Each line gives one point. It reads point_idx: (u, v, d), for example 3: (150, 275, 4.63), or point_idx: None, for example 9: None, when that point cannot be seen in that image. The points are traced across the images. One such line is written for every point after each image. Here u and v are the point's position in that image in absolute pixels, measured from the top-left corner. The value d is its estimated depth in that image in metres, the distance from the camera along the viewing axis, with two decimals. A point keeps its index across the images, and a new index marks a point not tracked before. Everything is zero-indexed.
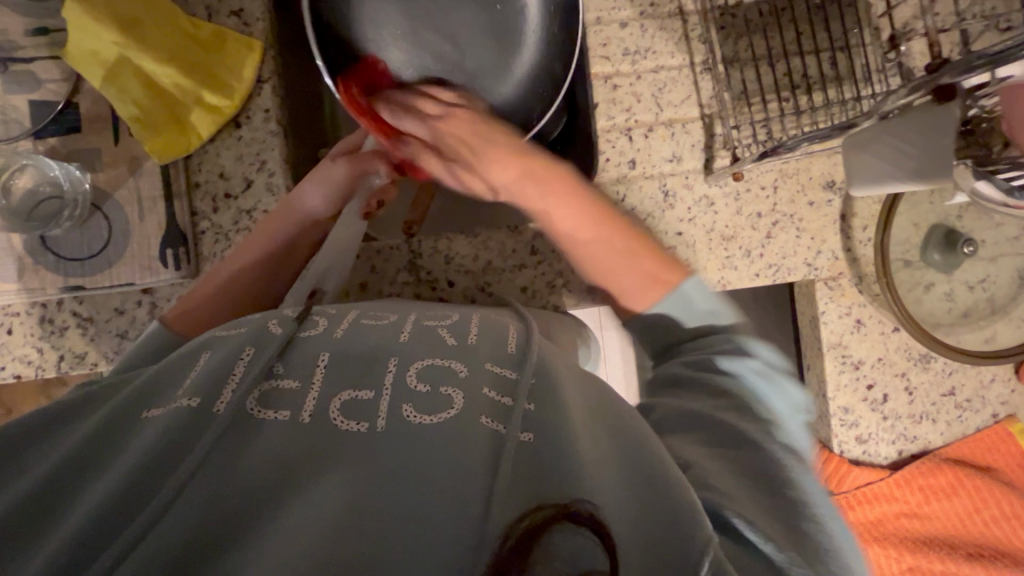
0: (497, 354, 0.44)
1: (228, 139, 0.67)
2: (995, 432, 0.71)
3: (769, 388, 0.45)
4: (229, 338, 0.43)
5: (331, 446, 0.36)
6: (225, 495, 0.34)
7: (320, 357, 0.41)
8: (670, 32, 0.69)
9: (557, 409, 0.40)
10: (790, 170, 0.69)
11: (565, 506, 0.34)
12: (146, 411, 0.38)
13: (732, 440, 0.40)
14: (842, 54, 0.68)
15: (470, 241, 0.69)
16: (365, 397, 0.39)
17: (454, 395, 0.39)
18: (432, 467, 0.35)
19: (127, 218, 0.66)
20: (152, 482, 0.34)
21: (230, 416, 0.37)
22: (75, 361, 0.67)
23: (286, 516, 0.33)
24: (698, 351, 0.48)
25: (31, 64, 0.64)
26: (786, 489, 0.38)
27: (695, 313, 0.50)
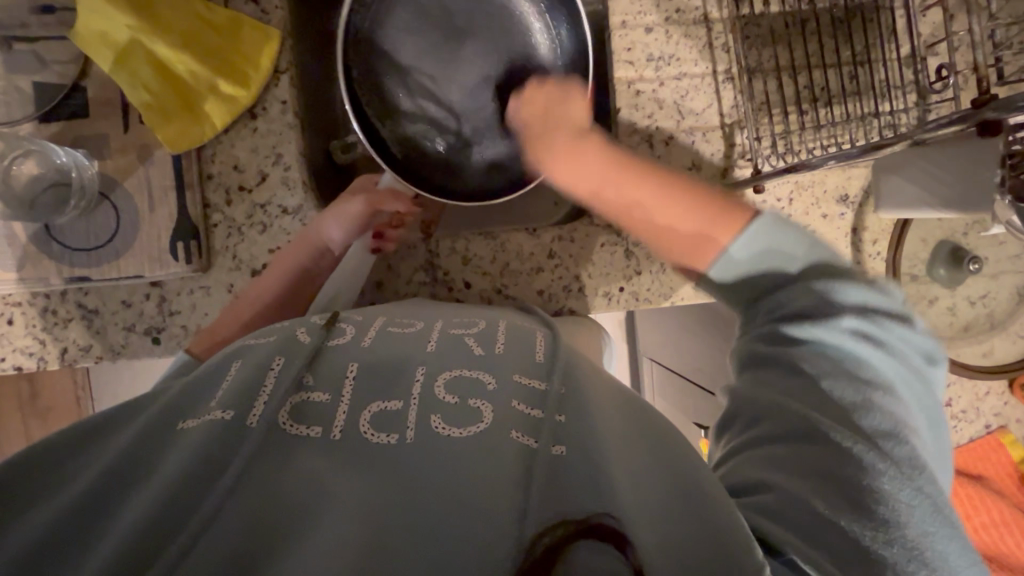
0: (525, 365, 0.43)
1: (243, 130, 0.65)
2: (987, 442, 0.74)
3: (875, 353, 0.42)
4: (258, 347, 0.43)
5: (364, 460, 0.36)
6: (267, 508, 0.33)
7: (348, 368, 0.41)
8: (695, 40, 0.69)
9: (587, 421, 0.39)
10: (806, 183, 0.70)
11: (585, 521, 0.33)
12: (180, 420, 0.37)
13: (807, 434, 0.39)
14: (863, 69, 0.68)
15: (489, 242, 0.68)
16: (394, 407, 0.38)
17: (482, 408, 0.38)
18: (466, 482, 0.34)
19: (136, 208, 0.64)
20: (193, 493, 0.33)
21: (264, 427, 0.36)
22: (79, 354, 0.65)
23: (325, 529, 0.32)
24: (788, 303, 0.45)
25: (34, 43, 0.62)
26: (868, 501, 0.35)
27: (763, 263, 0.46)
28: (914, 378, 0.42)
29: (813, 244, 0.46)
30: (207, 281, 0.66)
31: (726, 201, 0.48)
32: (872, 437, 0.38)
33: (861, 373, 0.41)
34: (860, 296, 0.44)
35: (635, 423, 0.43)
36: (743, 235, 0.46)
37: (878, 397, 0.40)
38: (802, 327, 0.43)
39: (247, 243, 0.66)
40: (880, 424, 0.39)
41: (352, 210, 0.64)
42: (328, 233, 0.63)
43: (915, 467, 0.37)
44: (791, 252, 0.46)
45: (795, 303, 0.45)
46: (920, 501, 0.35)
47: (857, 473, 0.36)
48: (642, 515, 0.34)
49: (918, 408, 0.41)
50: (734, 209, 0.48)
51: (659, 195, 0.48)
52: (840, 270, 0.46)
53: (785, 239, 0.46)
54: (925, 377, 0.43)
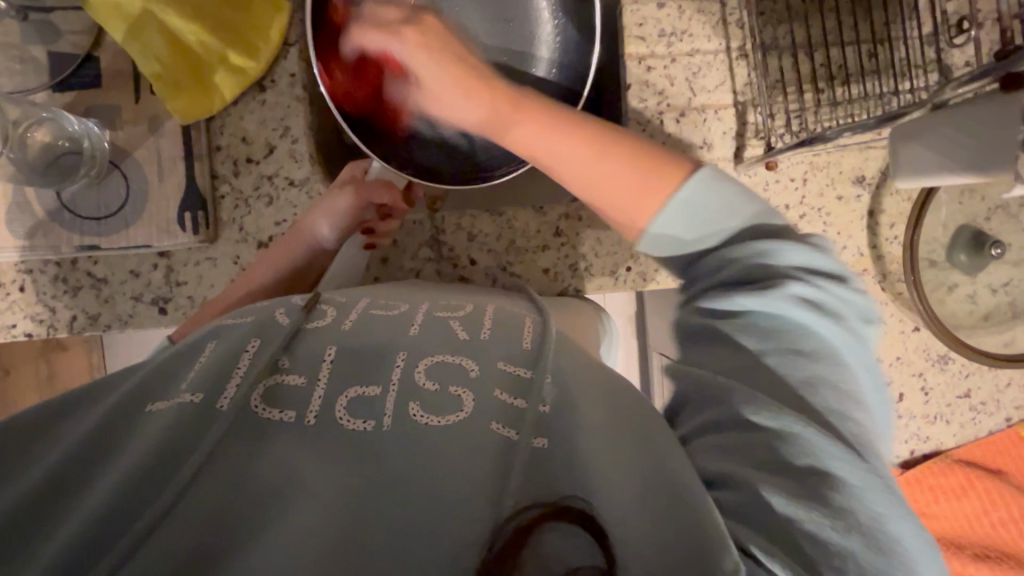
0: (509, 351, 0.42)
1: (252, 102, 0.65)
2: (1007, 436, 0.71)
3: (815, 317, 0.40)
4: (234, 326, 0.42)
5: (337, 448, 0.35)
6: (227, 493, 0.33)
7: (327, 350, 0.40)
8: (708, 16, 0.67)
9: (574, 411, 0.38)
10: (822, 163, 0.68)
11: (553, 504, 0.33)
12: (150, 403, 0.37)
13: (752, 421, 0.36)
14: (882, 46, 0.66)
15: (495, 219, 0.68)
16: (372, 393, 0.37)
17: (463, 396, 0.38)
18: (435, 475, 0.34)
19: (147, 178, 0.64)
20: (153, 480, 0.33)
21: (234, 411, 0.36)
22: (88, 321, 0.66)
23: (295, 511, 0.33)
24: (723, 269, 0.43)
25: (50, 14, 0.63)
26: (820, 490, 0.33)
27: (687, 219, 0.44)
28: (848, 344, 0.40)
29: (749, 203, 0.44)
30: (213, 252, 0.66)
31: (670, 158, 0.46)
32: (827, 418, 0.37)
33: (797, 344, 0.39)
34: (801, 259, 0.42)
35: (620, 400, 0.42)
36: (674, 194, 0.44)
37: (816, 367, 0.38)
38: (727, 298, 0.41)
39: (254, 215, 0.66)
40: (829, 403, 0.37)
41: (342, 204, 0.62)
42: (318, 228, 0.62)
43: (859, 448, 0.36)
44: (693, 219, 0.44)
45: (730, 270, 0.43)
46: (857, 475, 0.34)
47: (791, 452, 0.35)
48: (621, 501, 0.34)
49: (863, 379, 0.40)
50: (670, 163, 0.46)
51: (624, 167, 0.46)
52: (783, 236, 0.44)
53: (719, 197, 0.44)
54: (858, 336, 0.41)
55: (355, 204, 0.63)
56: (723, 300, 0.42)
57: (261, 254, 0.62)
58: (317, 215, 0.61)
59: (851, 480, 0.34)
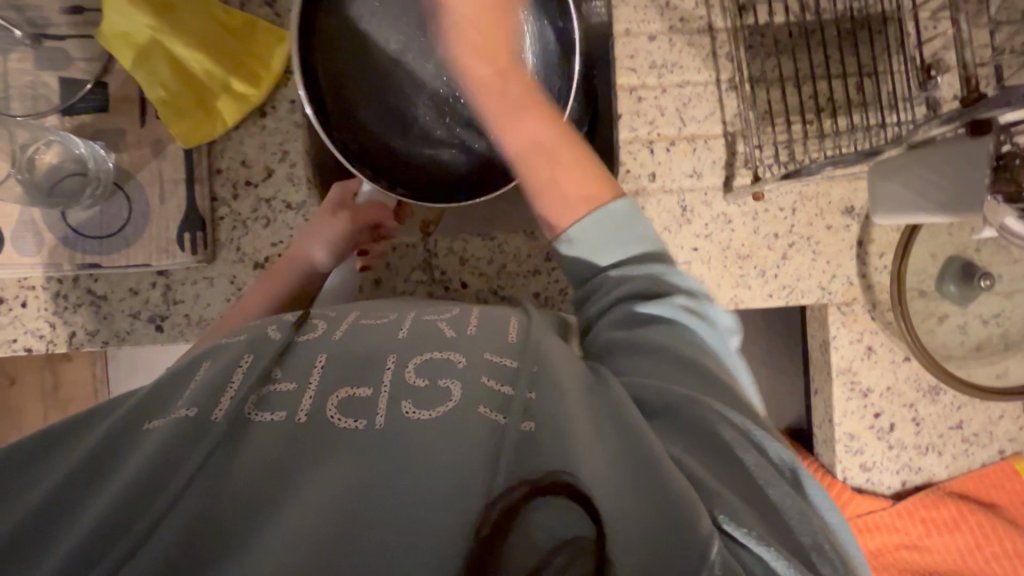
0: (496, 345, 0.43)
1: (253, 127, 0.68)
2: (1000, 468, 0.70)
3: (696, 322, 0.47)
4: (230, 346, 0.43)
5: (325, 443, 0.36)
6: (220, 499, 0.33)
7: (318, 358, 0.40)
8: (698, 48, 0.69)
9: (557, 396, 0.38)
10: (810, 194, 0.69)
11: (544, 480, 0.32)
12: (147, 420, 0.37)
13: (676, 408, 0.40)
14: (870, 80, 0.67)
15: (485, 242, 0.69)
16: (363, 394, 0.38)
17: (452, 386, 0.38)
18: (426, 469, 0.34)
19: (148, 199, 0.66)
20: (149, 492, 0.32)
21: (226, 422, 0.35)
22: (86, 337, 0.67)
23: (296, 499, 0.33)
24: (620, 286, 0.49)
25: (62, 41, 0.65)
26: (741, 461, 0.37)
27: (619, 238, 0.51)
28: (721, 339, 0.48)
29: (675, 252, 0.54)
30: (210, 272, 0.67)
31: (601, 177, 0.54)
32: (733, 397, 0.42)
33: (701, 338, 0.46)
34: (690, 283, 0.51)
35: (594, 389, 0.42)
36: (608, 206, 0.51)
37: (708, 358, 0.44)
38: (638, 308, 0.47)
39: (251, 236, 0.68)
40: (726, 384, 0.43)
41: (337, 229, 0.63)
42: (315, 252, 0.63)
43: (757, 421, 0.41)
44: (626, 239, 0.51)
45: (628, 286, 0.49)
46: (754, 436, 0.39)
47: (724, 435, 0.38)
48: (602, 479, 0.34)
49: (735, 368, 0.47)
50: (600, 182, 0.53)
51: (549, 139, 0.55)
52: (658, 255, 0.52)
53: (633, 220, 0.51)
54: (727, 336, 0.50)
55: (348, 228, 0.64)
56: (634, 313, 0.47)
57: (258, 282, 0.63)
58: (314, 241, 0.63)
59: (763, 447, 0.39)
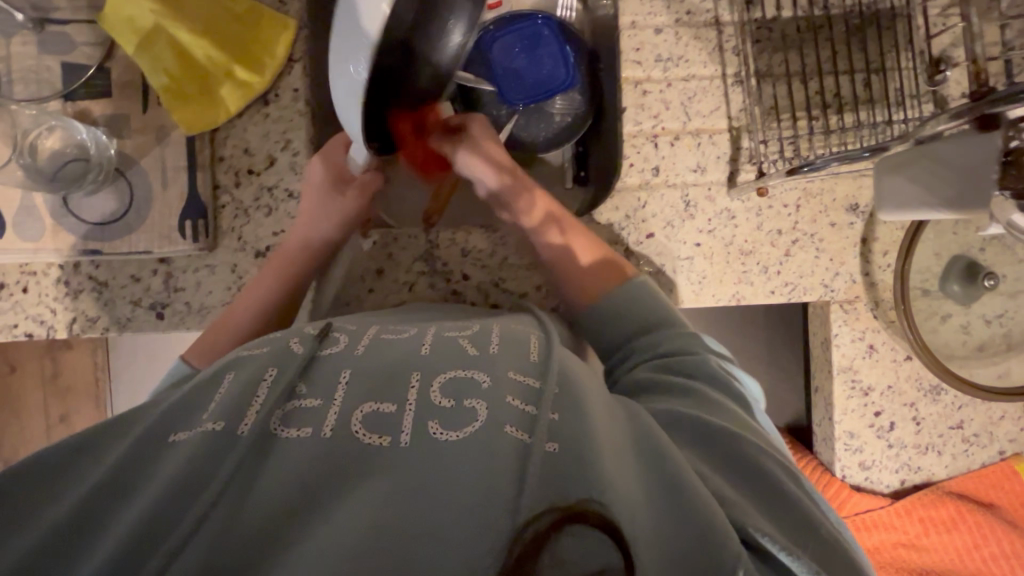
0: (520, 362, 0.42)
1: (256, 115, 0.67)
2: (999, 469, 0.70)
3: (736, 382, 0.51)
4: (253, 358, 0.43)
5: (351, 460, 0.35)
6: (242, 520, 0.32)
7: (341, 374, 0.41)
8: (705, 42, 0.68)
9: (583, 417, 0.39)
10: (815, 190, 0.69)
11: (571, 508, 0.33)
12: (172, 433, 0.37)
13: (715, 434, 0.43)
14: (878, 77, 0.66)
15: (491, 236, 0.69)
16: (387, 411, 0.37)
17: (478, 407, 0.37)
18: (457, 487, 0.33)
19: (150, 186, 0.66)
20: (176, 509, 0.32)
21: (252, 434, 0.36)
22: (87, 324, 0.67)
23: (327, 524, 0.32)
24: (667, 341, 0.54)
25: (66, 26, 0.65)
26: (776, 479, 0.40)
27: (658, 303, 0.59)
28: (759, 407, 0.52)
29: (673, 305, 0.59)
30: (212, 260, 0.67)
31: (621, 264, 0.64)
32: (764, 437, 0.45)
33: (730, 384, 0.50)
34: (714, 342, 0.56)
35: (629, 417, 0.42)
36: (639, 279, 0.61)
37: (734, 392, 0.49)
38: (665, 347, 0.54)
39: (252, 225, 0.67)
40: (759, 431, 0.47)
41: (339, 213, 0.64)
42: (317, 227, 0.63)
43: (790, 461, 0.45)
44: (657, 301, 0.59)
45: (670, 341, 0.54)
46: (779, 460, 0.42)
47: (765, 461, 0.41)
48: (634, 511, 0.34)
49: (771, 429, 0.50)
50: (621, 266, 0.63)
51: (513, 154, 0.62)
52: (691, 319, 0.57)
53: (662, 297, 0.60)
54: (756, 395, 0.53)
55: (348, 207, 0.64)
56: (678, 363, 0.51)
57: (263, 267, 0.62)
58: (314, 219, 0.63)
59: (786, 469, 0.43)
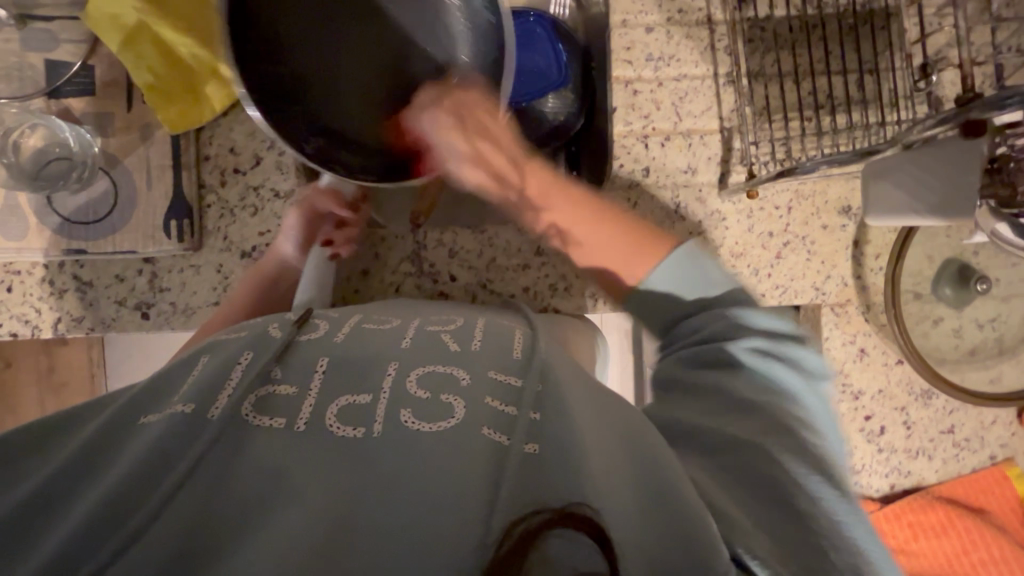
0: (500, 361, 0.42)
1: (242, 114, 0.67)
2: (991, 474, 0.70)
3: (781, 370, 0.45)
4: (229, 343, 0.44)
5: (325, 451, 0.35)
6: (214, 502, 0.33)
7: (319, 362, 0.41)
8: (697, 41, 0.67)
9: (563, 416, 0.38)
10: (807, 192, 0.68)
11: (562, 510, 0.32)
12: (142, 415, 0.37)
13: (730, 442, 0.40)
14: (871, 77, 0.65)
15: (478, 236, 0.68)
16: (364, 401, 0.38)
17: (455, 403, 0.38)
18: (431, 475, 0.34)
19: (135, 185, 0.65)
20: (140, 491, 0.32)
21: (223, 419, 0.36)
22: (72, 324, 0.67)
23: (294, 508, 0.32)
24: (702, 327, 0.49)
25: (49, 22, 0.64)
26: (789, 495, 0.36)
27: (691, 284, 0.52)
28: (816, 398, 0.45)
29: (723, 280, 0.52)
30: (197, 260, 0.67)
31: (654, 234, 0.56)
32: (799, 444, 0.40)
33: (771, 377, 0.45)
34: (765, 323, 0.48)
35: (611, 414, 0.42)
36: (676, 255, 0.53)
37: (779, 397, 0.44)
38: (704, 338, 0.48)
39: (238, 225, 0.67)
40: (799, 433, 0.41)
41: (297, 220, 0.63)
42: (289, 240, 0.63)
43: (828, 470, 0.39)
44: (693, 285, 0.52)
45: (707, 327, 0.49)
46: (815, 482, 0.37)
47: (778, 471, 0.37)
48: (619, 513, 0.33)
49: (827, 426, 0.44)
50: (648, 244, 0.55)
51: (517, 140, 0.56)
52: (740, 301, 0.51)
53: (703, 269, 0.53)
54: (815, 383, 0.46)
55: (315, 215, 0.63)
56: (709, 352, 0.47)
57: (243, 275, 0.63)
58: (284, 232, 0.63)
59: (816, 481, 0.37)
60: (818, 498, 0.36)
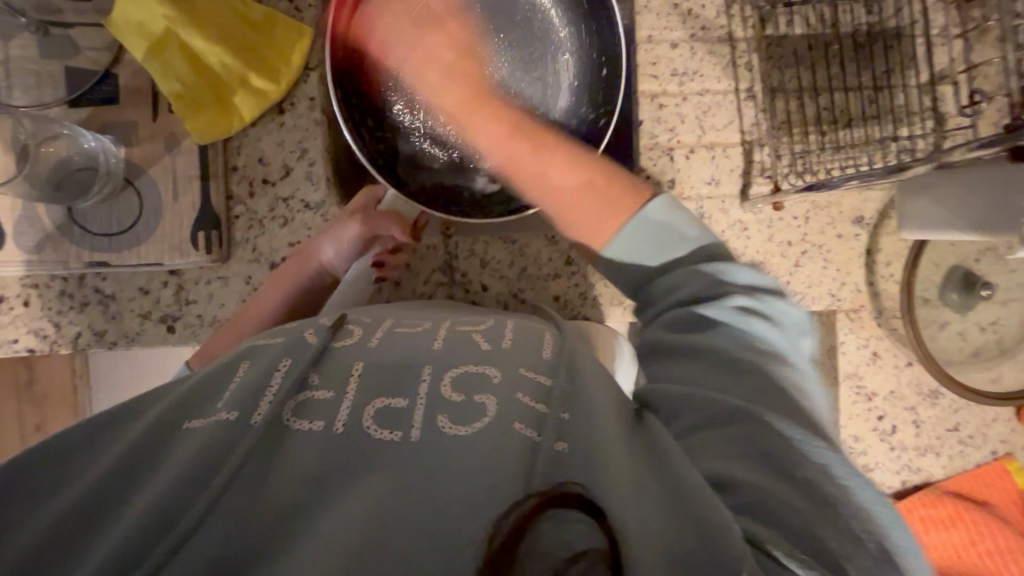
0: (532, 359, 0.42)
1: (271, 124, 0.66)
2: (993, 468, 0.74)
3: (764, 324, 0.43)
4: (268, 347, 0.42)
5: (364, 456, 0.35)
6: (256, 508, 0.33)
7: (354, 366, 0.40)
8: (719, 57, 0.70)
9: (591, 417, 0.38)
10: (823, 203, 0.71)
11: (551, 492, 0.31)
12: (186, 420, 0.37)
13: (729, 416, 0.38)
14: (883, 93, 0.68)
15: (507, 246, 0.69)
16: (399, 405, 0.37)
17: (487, 401, 0.38)
18: (468, 477, 0.34)
19: (160, 196, 0.64)
20: (184, 502, 0.33)
21: (265, 427, 0.35)
22: (92, 338, 0.65)
23: (328, 520, 0.32)
24: (682, 288, 0.46)
25: (70, 29, 0.63)
26: (801, 470, 0.35)
27: (653, 247, 0.48)
28: (801, 350, 0.44)
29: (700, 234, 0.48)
30: (225, 272, 0.66)
31: (633, 185, 0.50)
32: (793, 408, 0.39)
33: (757, 334, 0.43)
34: (749, 280, 0.46)
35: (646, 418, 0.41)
36: (640, 214, 0.48)
37: (777, 364, 0.41)
38: (712, 305, 0.44)
39: (267, 236, 0.66)
40: (795, 397, 0.40)
41: (349, 232, 0.62)
42: (325, 251, 0.62)
43: (825, 435, 0.38)
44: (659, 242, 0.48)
45: (685, 288, 0.46)
46: (838, 465, 0.36)
47: (788, 443, 0.36)
48: (628, 501, 0.33)
49: (820, 387, 0.43)
50: (632, 188, 0.50)
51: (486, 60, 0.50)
52: (721, 257, 0.48)
53: (676, 222, 0.48)
54: (799, 340, 0.44)
55: (360, 230, 0.62)
56: (687, 314, 0.44)
57: (268, 280, 0.62)
58: (325, 243, 0.62)
59: (825, 449, 0.37)
60: (821, 469, 0.36)
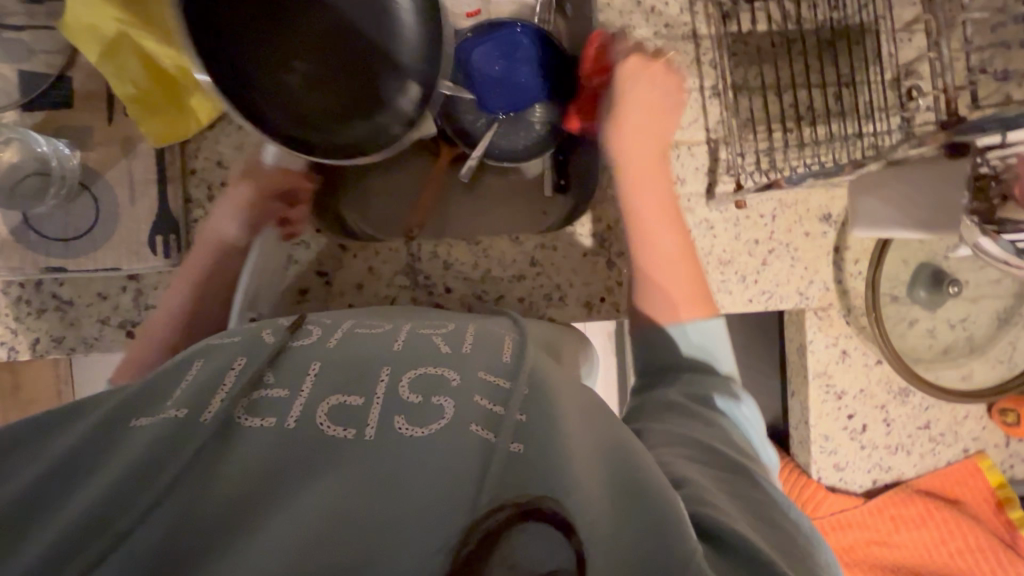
0: (492, 362, 0.41)
1: (228, 127, 0.65)
2: (965, 466, 0.74)
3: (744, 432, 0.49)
4: (222, 348, 0.42)
5: (317, 453, 0.34)
6: (203, 508, 0.31)
7: (311, 365, 0.39)
8: (683, 55, 0.69)
9: (551, 416, 0.37)
10: (791, 201, 0.70)
11: (526, 504, 0.32)
12: (133, 419, 0.35)
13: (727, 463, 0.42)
14: (847, 90, 0.68)
15: (472, 248, 0.68)
16: (354, 403, 0.37)
17: (445, 404, 0.37)
18: (423, 479, 0.33)
19: (116, 200, 0.63)
20: (123, 503, 0.31)
21: (214, 424, 0.34)
22: (51, 345, 0.64)
23: (282, 519, 0.31)
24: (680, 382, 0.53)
25: (20, 32, 0.61)
26: (776, 517, 0.38)
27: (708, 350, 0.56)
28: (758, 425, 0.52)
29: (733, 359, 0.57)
30: None
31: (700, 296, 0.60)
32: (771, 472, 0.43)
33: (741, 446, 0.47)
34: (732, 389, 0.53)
35: (598, 421, 0.42)
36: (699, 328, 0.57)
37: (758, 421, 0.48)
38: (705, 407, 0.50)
39: None
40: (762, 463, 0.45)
41: (240, 198, 0.60)
42: (225, 227, 0.60)
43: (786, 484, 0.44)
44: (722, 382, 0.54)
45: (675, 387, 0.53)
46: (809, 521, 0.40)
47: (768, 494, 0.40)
48: (586, 495, 0.33)
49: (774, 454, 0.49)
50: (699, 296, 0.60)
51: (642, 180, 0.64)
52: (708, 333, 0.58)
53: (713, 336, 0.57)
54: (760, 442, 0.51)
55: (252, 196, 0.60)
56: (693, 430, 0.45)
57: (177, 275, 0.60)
58: (222, 216, 0.60)
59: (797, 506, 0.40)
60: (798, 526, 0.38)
